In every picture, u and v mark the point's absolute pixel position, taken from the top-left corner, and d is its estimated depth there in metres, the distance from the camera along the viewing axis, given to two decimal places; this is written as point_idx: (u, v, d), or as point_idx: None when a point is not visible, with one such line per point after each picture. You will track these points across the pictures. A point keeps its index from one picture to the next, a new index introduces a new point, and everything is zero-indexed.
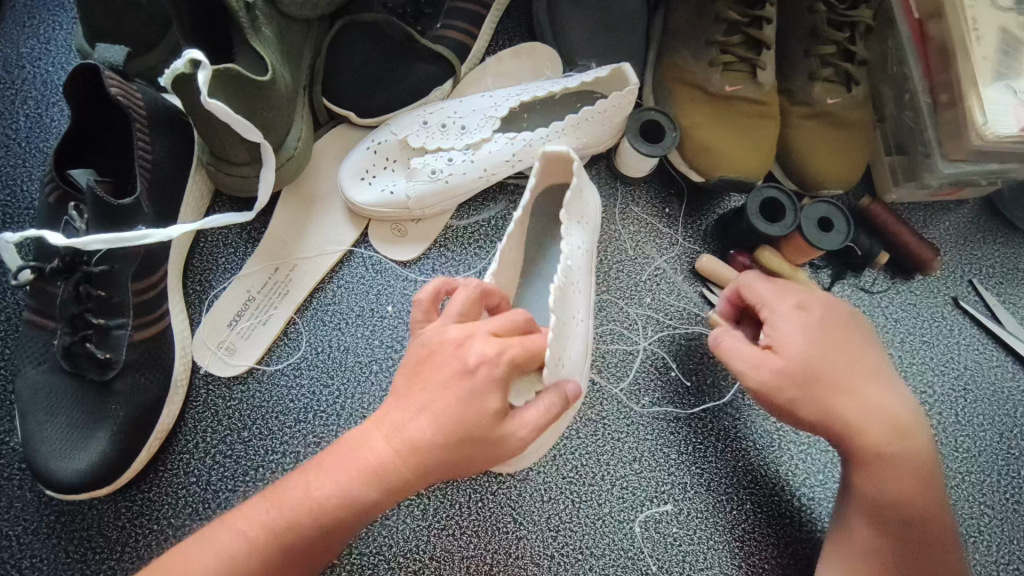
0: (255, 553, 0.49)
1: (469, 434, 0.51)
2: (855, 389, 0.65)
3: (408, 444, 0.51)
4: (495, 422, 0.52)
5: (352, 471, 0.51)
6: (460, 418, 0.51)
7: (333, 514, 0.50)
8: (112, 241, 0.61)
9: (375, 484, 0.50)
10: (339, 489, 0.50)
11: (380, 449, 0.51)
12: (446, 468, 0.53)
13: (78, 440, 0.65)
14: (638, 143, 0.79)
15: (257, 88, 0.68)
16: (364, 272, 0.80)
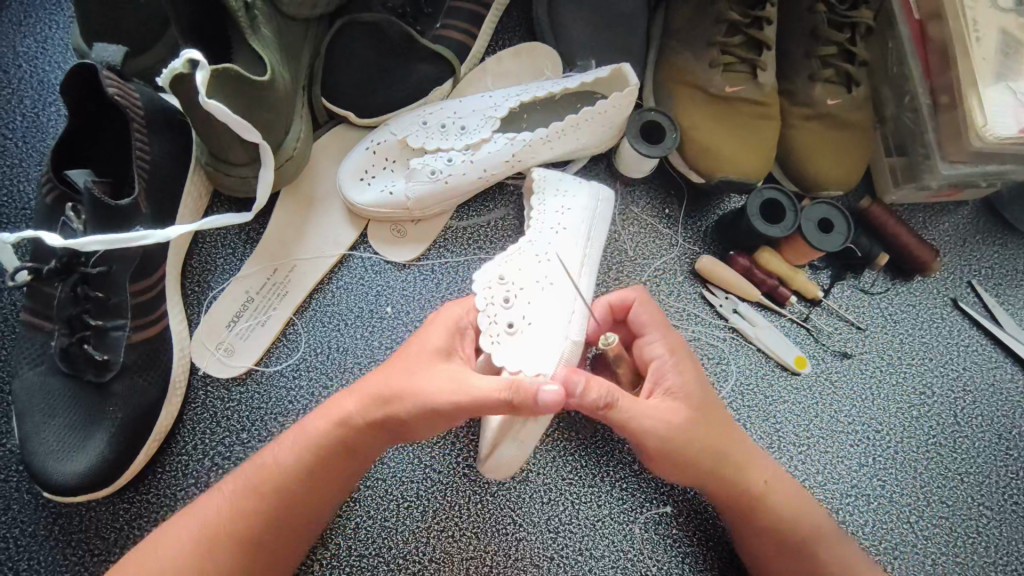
0: (235, 499, 0.58)
1: (406, 386, 0.59)
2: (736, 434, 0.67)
3: (359, 394, 0.61)
4: (432, 377, 0.59)
5: (313, 422, 0.61)
6: (399, 374, 0.60)
7: (292, 458, 0.60)
8: (110, 242, 0.60)
9: (330, 425, 0.60)
10: (297, 435, 0.61)
11: (341, 403, 0.62)
12: (399, 421, 0.60)
13: (75, 443, 0.65)
14: (638, 143, 0.78)
15: (255, 88, 0.68)
16: (363, 273, 0.80)
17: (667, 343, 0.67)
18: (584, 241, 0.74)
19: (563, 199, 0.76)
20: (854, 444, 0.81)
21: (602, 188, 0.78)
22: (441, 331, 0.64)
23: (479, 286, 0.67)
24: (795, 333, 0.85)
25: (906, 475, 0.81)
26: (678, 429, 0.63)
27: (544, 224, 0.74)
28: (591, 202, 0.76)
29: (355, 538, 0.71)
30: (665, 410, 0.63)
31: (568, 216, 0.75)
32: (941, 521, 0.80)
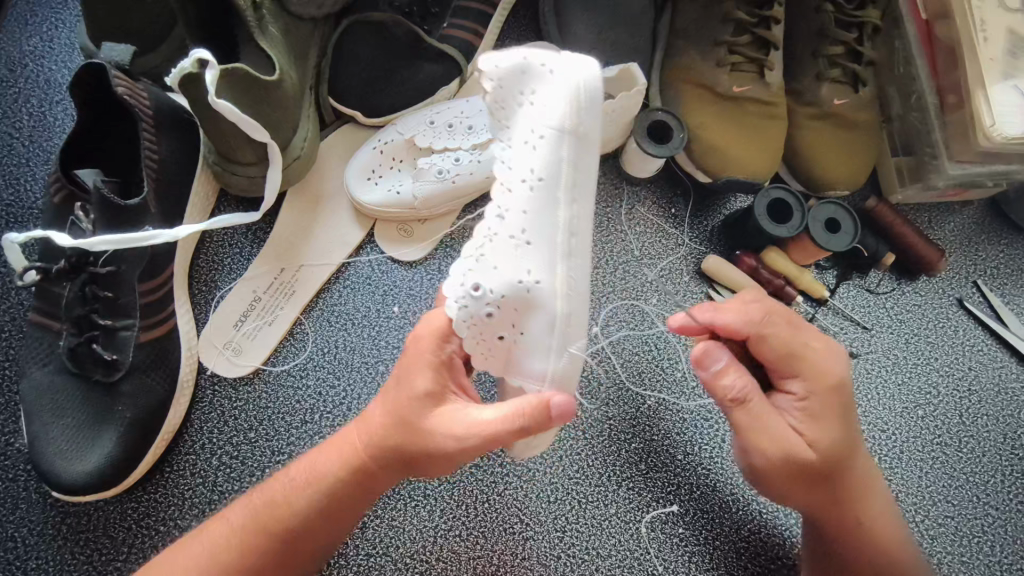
0: (238, 534, 0.58)
1: (409, 426, 0.58)
2: (852, 445, 0.65)
3: (365, 430, 0.60)
4: (435, 422, 0.57)
5: (323, 458, 0.61)
6: (399, 412, 0.58)
7: (304, 495, 0.59)
8: (120, 242, 0.61)
9: (337, 463, 0.60)
10: (308, 471, 0.60)
11: (347, 436, 0.61)
12: (405, 456, 0.58)
13: (84, 442, 0.65)
14: (645, 143, 0.79)
15: (263, 88, 0.68)
16: (370, 273, 0.80)
17: (825, 365, 0.63)
18: (565, 170, 0.60)
19: (534, 120, 0.60)
20: None
21: (574, 83, 0.60)
22: (428, 367, 0.59)
23: (455, 308, 0.58)
24: None
25: (911, 475, 0.81)
26: (812, 451, 0.63)
27: (512, 165, 0.60)
28: (565, 117, 0.60)
29: (362, 537, 0.71)
30: (777, 427, 0.62)
31: (540, 152, 0.59)
32: (946, 521, 0.80)
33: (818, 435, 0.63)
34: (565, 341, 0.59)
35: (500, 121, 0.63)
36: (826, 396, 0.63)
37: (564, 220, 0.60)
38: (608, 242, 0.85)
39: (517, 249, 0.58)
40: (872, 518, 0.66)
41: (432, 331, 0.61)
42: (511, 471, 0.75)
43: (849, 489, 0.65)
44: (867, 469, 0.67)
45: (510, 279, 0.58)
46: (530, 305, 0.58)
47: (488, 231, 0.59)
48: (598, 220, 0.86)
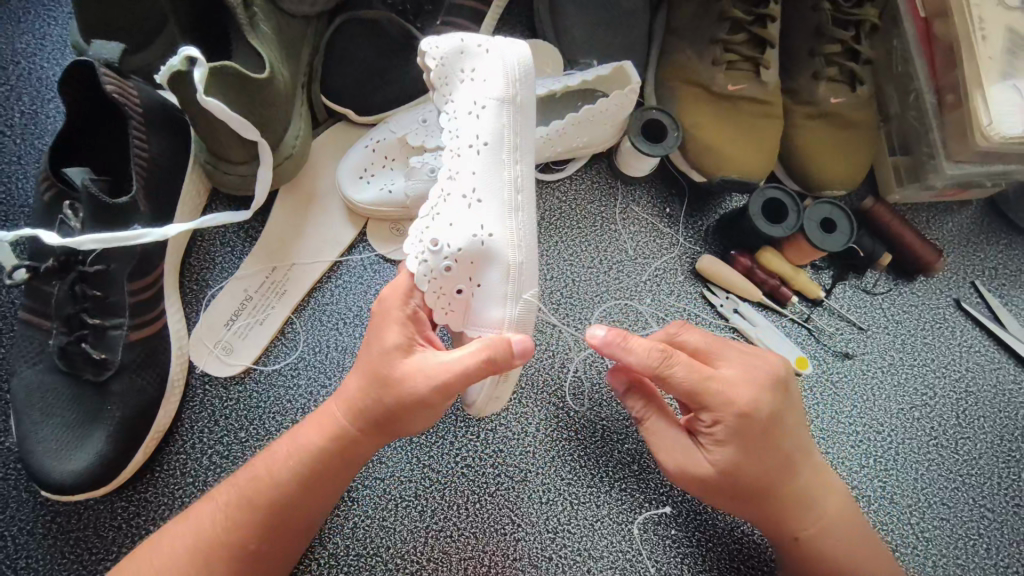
0: (227, 510, 0.58)
1: (383, 388, 0.58)
2: (780, 464, 0.63)
3: (342, 400, 0.60)
4: (407, 372, 0.57)
5: (305, 431, 0.61)
6: (374, 376, 0.58)
7: (286, 467, 0.59)
8: (106, 241, 0.60)
9: (318, 435, 0.60)
10: (289, 446, 0.60)
11: (326, 408, 0.61)
12: (381, 417, 0.59)
13: (73, 441, 0.65)
14: (639, 142, 0.79)
15: (254, 86, 0.67)
16: (363, 272, 0.79)
17: (730, 397, 0.60)
18: (507, 134, 0.63)
19: (477, 91, 0.64)
20: (855, 446, 0.81)
21: (508, 55, 0.63)
22: (396, 323, 0.60)
23: (413, 260, 0.62)
24: (797, 334, 0.84)
25: (907, 477, 0.81)
26: (717, 475, 0.62)
27: (459, 134, 0.64)
28: (505, 88, 0.63)
29: (353, 537, 0.71)
30: (674, 446, 0.65)
31: (484, 120, 0.63)
32: (942, 523, 0.79)
33: (732, 460, 0.62)
34: (520, 287, 0.62)
35: (443, 98, 0.66)
36: (736, 425, 0.60)
37: (508, 180, 0.63)
38: (602, 242, 0.85)
39: (467, 209, 0.62)
40: (832, 504, 0.66)
41: (397, 292, 0.62)
42: (502, 471, 0.75)
43: (783, 505, 0.65)
44: (813, 479, 0.66)
45: (462, 236, 0.61)
46: (484, 257, 0.62)
47: (441, 193, 0.63)
48: (592, 219, 0.85)
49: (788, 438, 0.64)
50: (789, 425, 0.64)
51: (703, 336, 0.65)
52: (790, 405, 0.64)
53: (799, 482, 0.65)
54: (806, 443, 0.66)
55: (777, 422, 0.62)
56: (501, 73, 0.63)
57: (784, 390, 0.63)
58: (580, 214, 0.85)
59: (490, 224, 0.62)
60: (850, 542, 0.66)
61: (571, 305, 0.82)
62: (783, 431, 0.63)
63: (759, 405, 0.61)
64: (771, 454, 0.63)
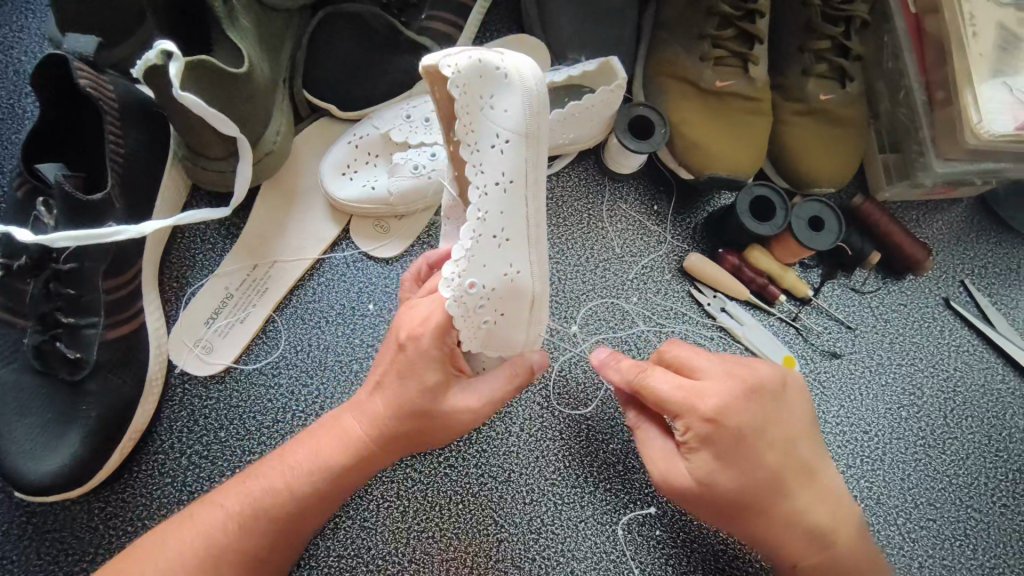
0: (239, 519, 0.56)
1: (422, 419, 0.60)
2: (771, 479, 0.61)
3: (367, 420, 0.60)
4: (450, 406, 0.60)
5: (324, 448, 0.60)
6: (413, 411, 0.59)
7: (307, 484, 0.58)
8: (81, 238, 0.58)
9: (343, 456, 0.59)
10: (280, 461, 0.59)
11: (345, 422, 0.61)
12: (413, 439, 0.61)
13: (48, 442, 0.64)
14: (626, 138, 0.77)
15: (233, 81, 0.66)
16: (345, 270, 0.78)
17: (693, 403, 0.59)
18: (531, 169, 0.57)
19: (499, 122, 0.56)
20: (842, 446, 0.80)
21: (533, 86, 0.56)
22: (436, 361, 0.59)
23: (449, 302, 0.55)
24: (784, 333, 0.83)
25: (894, 477, 0.80)
26: (693, 484, 0.60)
27: (483, 171, 0.56)
28: (531, 123, 0.56)
29: (334, 538, 0.70)
30: (660, 453, 0.63)
31: (510, 156, 0.56)
32: (928, 523, 0.79)
33: (707, 470, 0.60)
34: (539, 316, 0.62)
35: (465, 127, 0.57)
36: (707, 436, 0.59)
37: (531, 212, 0.58)
38: (588, 239, 0.84)
39: (498, 248, 0.56)
40: (841, 527, 0.64)
41: (430, 327, 0.58)
42: (487, 472, 0.74)
43: (769, 524, 0.62)
44: (815, 500, 0.63)
45: (495, 275, 0.57)
46: (515, 294, 0.58)
47: (471, 234, 0.55)
48: (579, 217, 0.84)
49: (776, 452, 0.61)
50: (774, 435, 0.61)
51: (692, 350, 0.64)
52: (780, 414, 0.62)
53: (794, 502, 0.62)
54: (801, 458, 0.63)
55: (756, 433, 0.60)
56: (526, 103, 0.55)
57: (770, 399, 0.62)
58: (567, 211, 0.85)
59: (517, 259, 0.58)
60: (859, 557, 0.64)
61: (556, 304, 0.81)
62: (765, 441, 0.60)
63: (728, 408, 0.59)
64: (761, 467, 0.60)
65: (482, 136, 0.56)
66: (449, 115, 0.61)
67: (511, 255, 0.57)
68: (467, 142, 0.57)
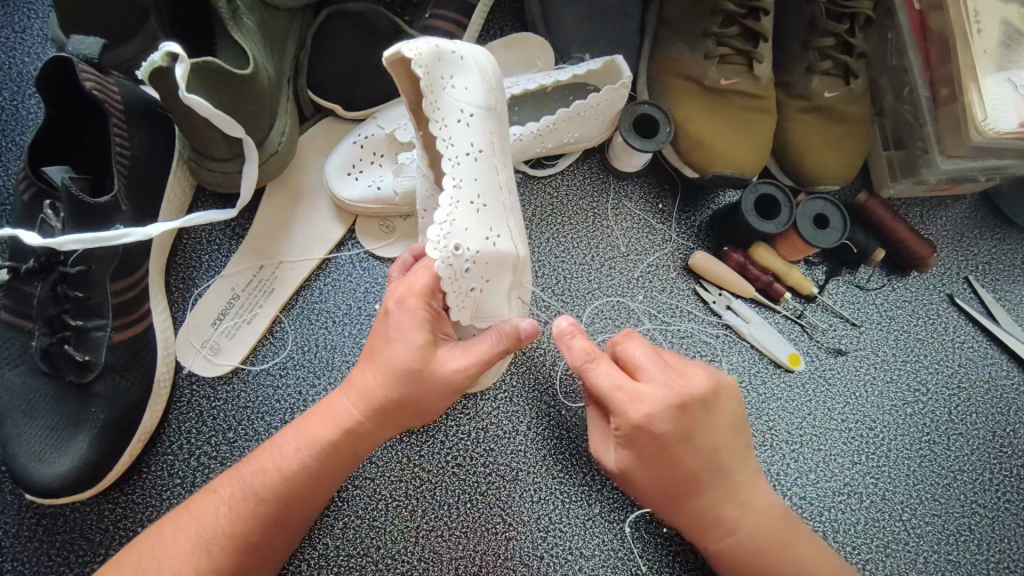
0: (231, 502, 0.57)
1: (414, 381, 0.58)
2: (686, 478, 0.62)
3: (358, 396, 0.59)
4: (439, 368, 0.59)
5: (314, 425, 0.59)
6: (402, 373, 0.58)
7: (294, 460, 0.58)
8: (88, 241, 0.58)
9: (333, 430, 0.59)
10: (267, 453, 0.59)
11: (339, 404, 0.60)
12: (404, 409, 0.59)
13: (59, 444, 0.64)
14: (630, 136, 0.77)
15: (237, 83, 0.66)
16: (352, 270, 0.78)
17: (628, 406, 0.59)
18: (495, 138, 0.63)
19: (461, 98, 0.61)
20: (847, 443, 0.81)
21: (484, 64, 0.63)
22: (421, 323, 0.59)
23: (439, 262, 0.56)
24: (789, 330, 0.84)
25: (899, 474, 0.81)
26: (615, 469, 0.63)
27: (452, 141, 0.60)
28: (487, 96, 0.62)
29: (343, 538, 0.71)
30: (600, 437, 0.65)
31: (474, 128, 0.61)
32: (933, 519, 0.79)
33: (629, 462, 0.62)
34: (516, 281, 0.66)
35: (430, 106, 0.61)
36: (634, 440, 0.60)
37: (501, 182, 0.63)
38: (592, 237, 0.84)
39: (476, 212, 0.60)
40: (777, 528, 0.65)
41: (416, 290, 0.60)
42: (493, 471, 0.75)
43: (671, 506, 0.64)
44: (732, 501, 0.64)
45: (478, 237, 0.59)
46: (498, 258, 0.61)
47: (450, 200, 0.58)
48: (583, 216, 0.85)
49: (694, 456, 0.61)
50: (698, 443, 0.61)
51: (642, 349, 0.64)
52: (709, 423, 0.62)
53: (699, 500, 0.63)
54: (722, 461, 0.63)
55: (677, 439, 0.60)
56: (483, 81, 0.62)
57: (700, 409, 0.61)
58: (570, 210, 0.85)
59: (495, 225, 0.61)
60: (773, 549, 0.64)
61: (560, 304, 0.81)
62: (689, 448, 0.61)
63: (653, 417, 0.59)
64: (679, 468, 0.61)
65: (445, 111, 0.61)
66: (415, 102, 0.65)
67: (491, 220, 0.61)
68: (433, 119, 0.61)
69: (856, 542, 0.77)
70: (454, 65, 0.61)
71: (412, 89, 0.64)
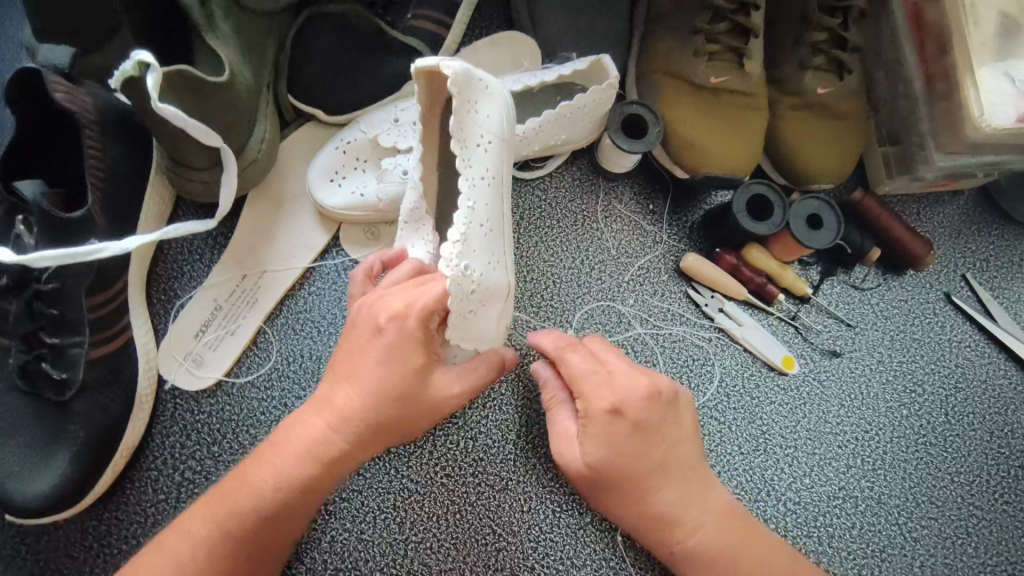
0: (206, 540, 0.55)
1: (407, 403, 0.56)
2: (653, 468, 0.61)
3: (337, 417, 0.56)
4: (435, 390, 0.57)
5: (289, 453, 0.56)
6: (393, 397, 0.56)
7: (271, 498, 0.55)
8: (61, 258, 0.57)
9: (309, 460, 0.55)
10: (237, 484, 0.56)
11: (313, 424, 0.56)
12: (389, 429, 0.57)
13: (37, 463, 0.63)
14: (619, 138, 0.76)
15: (211, 91, 0.65)
16: (336, 279, 0.77)
17: (599, 391, 0.60)
18: (502, 168, 0.61)
19: (483, 125, 0.59)
20: (843, 446, 0.80)
21: (502, 96, 0.61)
22: (416, 346, 0.56)
23: (450, 279, 0.53)
24: (783, 332, 0.82)
25: (896, 477, 0.80)
26: (585, 468, 0.60)
27: (471, 163, 0.58)
28: (502, 126, 0.60)
29: (331, 551, 0.70)
30: (563, 434, 0.62)
31: (492, 155, 0.59)
32: (930, 522, 0.78)
33: (599, 456, 0.59)
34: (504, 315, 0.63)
35: (456, 125, 0.57)
36: (607, 425, 0.59)
37: (501, 211, 0.61)
38: (582, 240, 0.82)
39: (484, 237, 0.57)
40: (747, 534, 0.64)
41: (417, 309, 0.55)
42: (482, 481, 0.74)
43: (628, 506, 0.63)
44: (688, 495, 0.63)
45: (482, 261, 0.57)
46: (493, 290, 0.58)
47: (462, 219, 0.55)
48: (572, 218, 0.83)
49: (660, 447, 0.61)
50: (664, 433, 0.62)
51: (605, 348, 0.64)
52: (670, 418, 0.62)
53: (657, 500, 0.62)
54: (683, 454, 0.63)
55: (649, 427, 0.60)
56: (500, 111, 0.60)
57: (666, 402, 0.62)
58: (559, 212, 0.83)
59: (495, 253, 0.59)
60: (734, 554, 0.63)
61: (550, 310, 0.80)
62: (657, 437, 0.61)
63: (627, 402, 0.59)
64: (645, 459, 0.61)
65: (468, 135, 0.58)
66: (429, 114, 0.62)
67: (490, 245, 0.58)
68: (458, 138, 0.57)
69: (851, 547, 0.76)
70: (480, 89, 0.59)
71: (431, 102, 0.61)
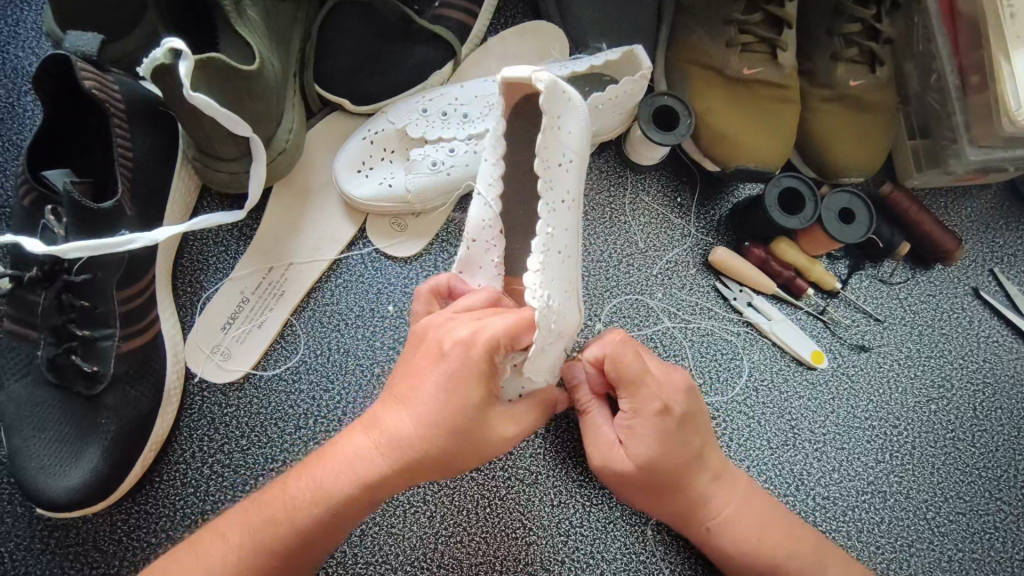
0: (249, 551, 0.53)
1: (466, 437, 0.53)
2: (691, 461, 0.63)
3: (386, 441, 0.54)
4: (492, 428, 0.55)
5: (331, 477, 0.54)
6: (451, 428, 0.53)
7: (310, 514, 0.54)
8: (93, 249, 0.55)
9: (352, 485, 0.53)
10: (276, 505, 0.54)
11: (358, 447, 0.54)
12: (438, 465, 0.54)
13: (68, 457, 0.62)
14: (651, 131, 0.74)
15: (241, 79, 0.63)
16: (363, 271, 0.76)
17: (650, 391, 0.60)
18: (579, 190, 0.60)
19: (566, 143, 0.57)
20: (871, 441, 0.80)
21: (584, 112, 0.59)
22: (481, 379, 0.53)
23: (535, 311, 0.52)
24: (811, 326, 0.82)
25: (923, 471, 0.79)
26: (634, 467, 0.61)
27: (553, 186, 0.56)
28: (581, 146, 0.59)
29: (361, 546, 0.69)
30: (603, 439, 0.63)
31: (573, 176, 0.58)
32: (957, 517, 0.78)
33: (648, 454, 0.61)
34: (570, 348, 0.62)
35: (542, 144, 0.55)
36: (657, 421, 0.60)
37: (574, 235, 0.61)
38: (611, 233, 0.82)
39: (561, 263, 0.57)
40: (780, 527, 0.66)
41: (482, 340, 0.52)
42: (511, 475, 0.73)
43: (668, 496, 0.64)
44: (715, 482, 0.65)
45: (560, 292, 0.56)
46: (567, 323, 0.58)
47: (542, 248, 0.55)
48: (601, 211, 0.82)
49: (699, 438, 0.63)
50: (699, 426, 0.63)
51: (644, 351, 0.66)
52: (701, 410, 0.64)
53: (695, 489, 0.64)
54: (710, 446, 0.65)
55: (689, 420, 0.62)
56: (583, 130, 0.59)
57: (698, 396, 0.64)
58: (588, 205, 0.82)
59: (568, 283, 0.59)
60: (779, 545, 0.65)
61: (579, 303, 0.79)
62: (694, 430, 0.63)
63: (671, 398, 0.61)
64: (684, 452, 0.62)
65: (552, 153, 0.56)
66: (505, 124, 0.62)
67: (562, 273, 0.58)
68: (544, 158, 0.55)
69: (880, 542, 0.76)
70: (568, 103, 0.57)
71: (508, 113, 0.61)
